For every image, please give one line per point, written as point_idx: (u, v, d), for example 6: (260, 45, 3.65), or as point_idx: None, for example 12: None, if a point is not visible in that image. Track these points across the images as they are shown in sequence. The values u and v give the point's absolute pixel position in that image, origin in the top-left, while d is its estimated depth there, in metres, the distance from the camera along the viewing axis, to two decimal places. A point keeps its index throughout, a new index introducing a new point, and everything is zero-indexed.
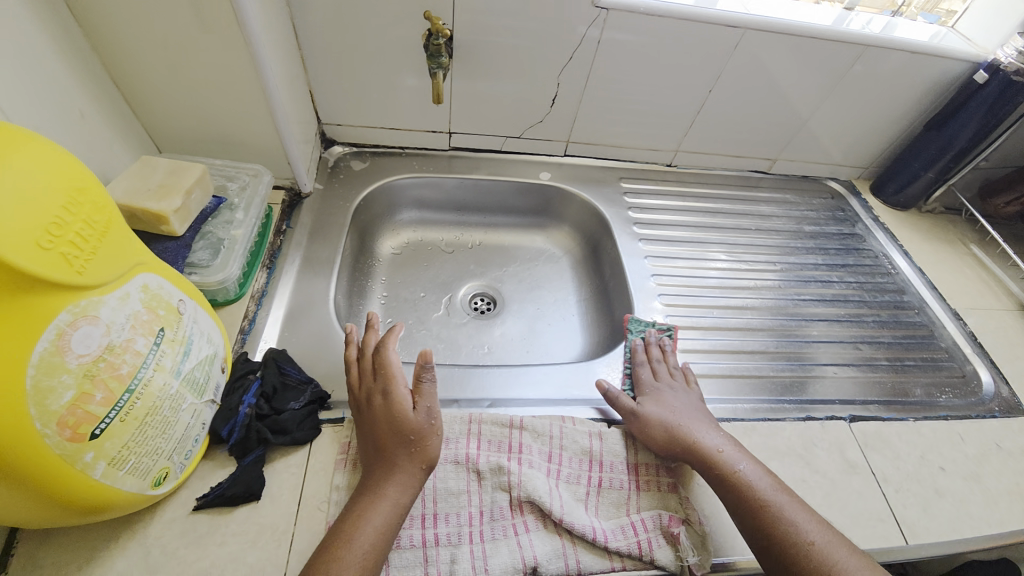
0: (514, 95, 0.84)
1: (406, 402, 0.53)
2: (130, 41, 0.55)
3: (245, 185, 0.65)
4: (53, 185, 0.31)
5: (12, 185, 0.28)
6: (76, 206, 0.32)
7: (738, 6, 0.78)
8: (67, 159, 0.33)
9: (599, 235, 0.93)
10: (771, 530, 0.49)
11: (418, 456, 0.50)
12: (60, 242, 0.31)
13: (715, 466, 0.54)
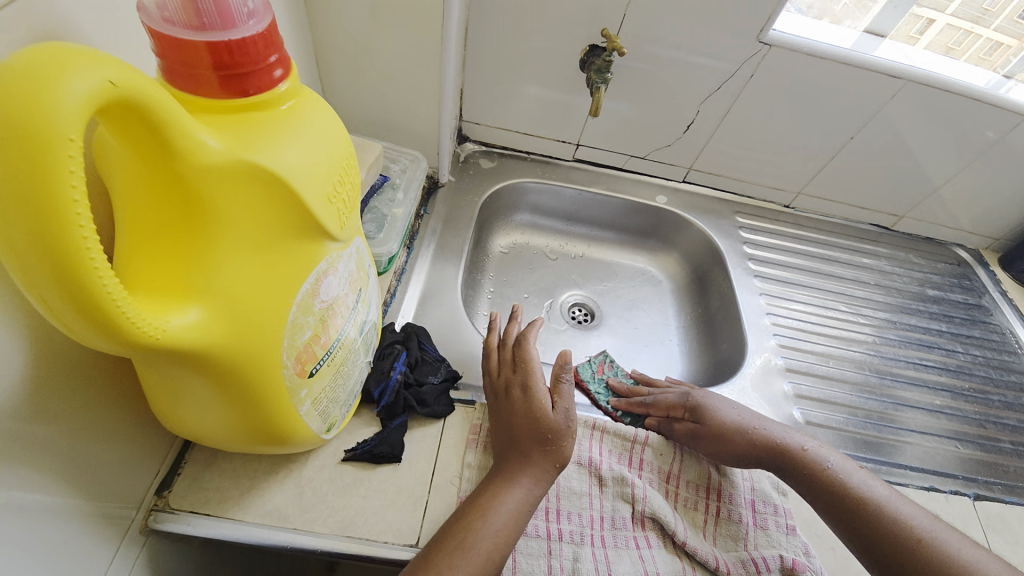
0: (651, 117, 0.86)
1: (544, 401, 0.53)
2: (343, 23, 0.62)
3: (405, 169, 0.70)
4: (340, 148, 0.35)
5: (320, 142, 0.32)
6: (348, 169, 0.36)
7: (899, 55, 0.77)
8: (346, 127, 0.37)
9: (710, 266, 0.93)
10: (886, 536, 0.49)
11: (553, 450, 0.51)
12: (338, 200, 0.34)
13: (804, 467, 0.54)
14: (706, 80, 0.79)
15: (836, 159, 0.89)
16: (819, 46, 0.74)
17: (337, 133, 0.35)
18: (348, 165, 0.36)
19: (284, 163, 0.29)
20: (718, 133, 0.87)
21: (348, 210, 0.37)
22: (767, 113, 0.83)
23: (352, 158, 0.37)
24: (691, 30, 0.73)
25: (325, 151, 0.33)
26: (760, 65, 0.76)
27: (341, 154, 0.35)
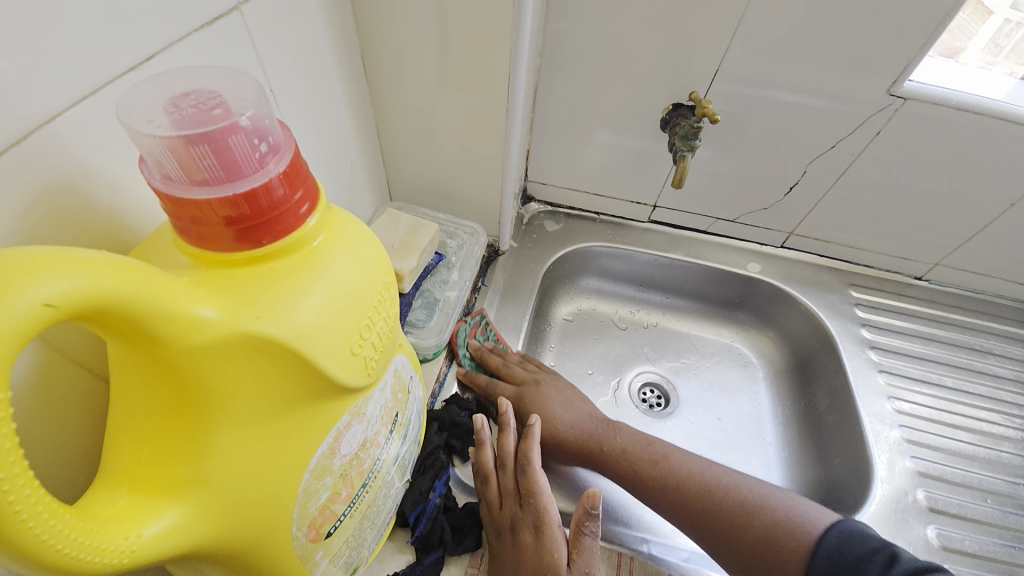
0: (745, 178, 0.74)
1: (560, 552, 0.43)
2: (405, 98, 0.59)
3: (462, 245, 0.65)
4: (372, 284, 0.29)
5: (345, 287, 0.27)
6: (382, 303, 0.31)
7: None
8: (382, 252, 0.31)
9: (817, 354, 0.78)
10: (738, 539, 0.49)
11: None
12: (366, 345, 0.29)
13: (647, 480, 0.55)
14: (818, 138, 0.67)
15: (990, 227, 0.71)
16: (972, 99, 0.59)
17: (370, 263, 0.29)
18: (382, 298, 0.30)
19: (295, 326, 0.24)
20: (829, 195, 0.74)
21: (381, 349, 0.31)
22: (896, 174, 0.68)
23: (387, 287, 0.31)
24: (801, 85, 0.62)
25: (353, 292, 0.28)
26: (890, 121, 0.63)
27: (373, 288, 0.29)
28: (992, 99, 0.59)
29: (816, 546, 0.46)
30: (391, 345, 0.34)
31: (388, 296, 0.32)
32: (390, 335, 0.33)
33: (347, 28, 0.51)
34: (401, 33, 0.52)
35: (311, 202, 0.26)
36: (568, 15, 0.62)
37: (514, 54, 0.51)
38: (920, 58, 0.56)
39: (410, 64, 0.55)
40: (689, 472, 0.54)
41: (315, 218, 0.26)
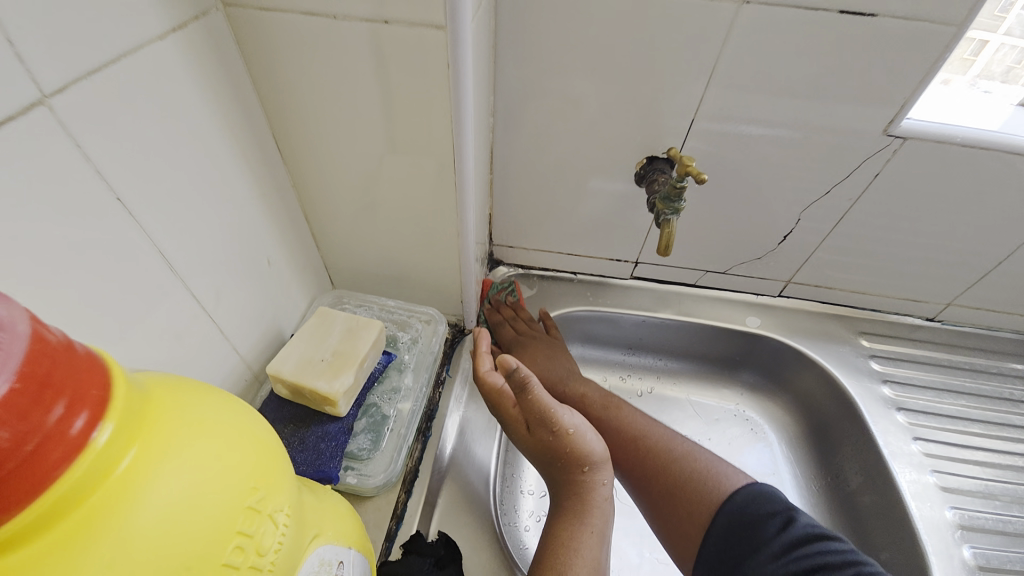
0: (733, 228, 0.67)
1: (541, 402, 0.48)
2: (332, 177, 0.49)
3: (418, 336, 0.55)
4: (216, 487, 0.22)
5: (159, 511, 0.20)
6: (244, 505, 0.23)
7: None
8: (240, 429, 0.25)
9: (837, 419, 0.68)
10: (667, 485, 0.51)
11: (586, 459, 0.50)
12: (248, 531, 0.23)
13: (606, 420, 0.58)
14: (810, 182, 0.60)
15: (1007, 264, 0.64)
16: (976, 132, 0.53)
17: (204, 432, 0.23)
18: (246, 460, 0.24)
19: None
20: (827, 240, 0.66)
21: (279, 515, 0.25)
22: (900, 215, 0.61)
23: (248, 440, 0.25)
24: (787, 129, 0.55)
25: (191, 485, 0.21)
26: (889, 161, 0.56)
27: (225, 459, 0.23)
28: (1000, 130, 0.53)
29: (724, 503, 0.47)
30: (286, 521, 0.26)
31: (257, 447, 0.25)
32: (284, 491, 0.26)
33: (248, 103, 0.42)
34: (316, 103, 0.43)
35: (95, 395, 0.19)
36: (519, 67, 0.54)
37: (456, 121, 0.42)
38: (918, 93, 0.50)
39: (332, 137, 0.45)
40: (653, 431, 0.55)
41: (105, 423, 0.19)
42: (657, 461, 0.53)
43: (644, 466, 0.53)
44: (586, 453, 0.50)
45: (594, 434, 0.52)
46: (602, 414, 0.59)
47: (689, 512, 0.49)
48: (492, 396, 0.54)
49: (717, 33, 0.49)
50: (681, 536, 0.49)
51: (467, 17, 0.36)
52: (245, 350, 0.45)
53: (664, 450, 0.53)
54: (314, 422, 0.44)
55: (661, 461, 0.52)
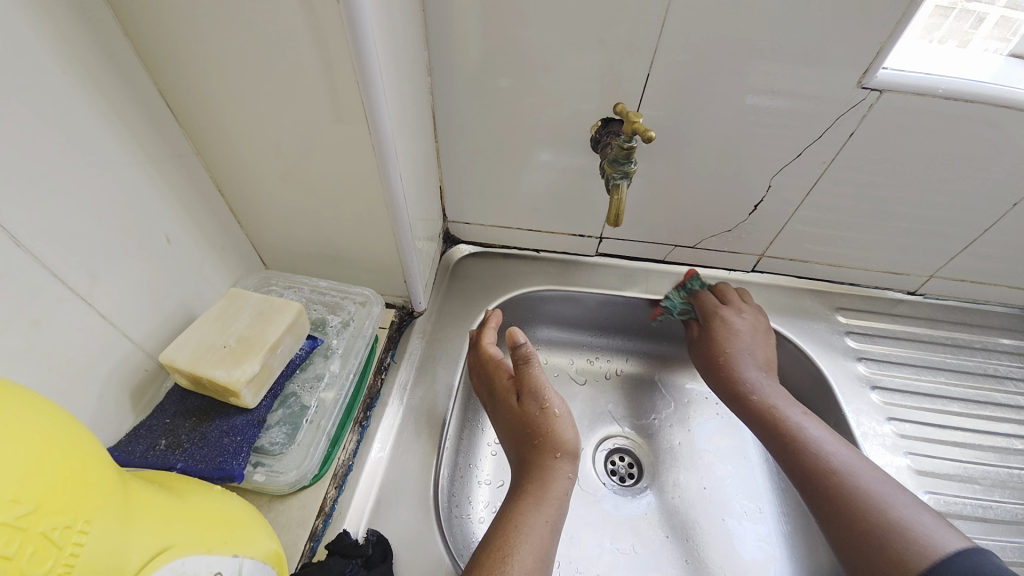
0: (701, 197, 0.62)
1: (538, 377, 0.46)
2: (238, 144, 0.43)
3: (350, 318, 0.51)
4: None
5: None
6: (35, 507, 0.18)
7: None
8: (37, 418, 0.20)
9: (809, 399, 0.65)
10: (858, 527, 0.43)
11: (558, 444, 0.44)
12: (3, 554, 0.17)
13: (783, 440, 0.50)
14: (778, 146, 0.55)
15: (992, 231, 0.60)
16: (960, 84, 0.48)
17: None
18: (30, 466, 0.19)
19: None
20: (801, 210, 0.62)
21: (76, 535, 0.20)
22: (877, 179, 0.57)
23: (37, 440, 0.19)
24: (749, 84, 0.50)
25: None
26: (864, 118, 0.51)
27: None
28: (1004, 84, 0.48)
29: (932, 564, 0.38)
30: (112, 530, 0.21)
31: (58, 443, 0.20)
32: (101, 509, 0.21)
33: (120, 54, 0.36)
34: (199, 55, 0.37)
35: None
36: (453, 18, 0.49)
37: (361, 75, 0.36)
38: (894, 39, 0.45)
39: (229, 98, 0.40)
40: (832, 453, 0.48)
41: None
42: (831, 490, 0.45)
43: (821, 493, 0.46)
44: (546, 431, 0.45)
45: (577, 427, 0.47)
46: (774, 429, 0.51)
47: (867, 548, 0.41)
48: (487, 365, 0.50)
49: None
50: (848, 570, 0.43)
51: None
52: (142, 338, 0.41)
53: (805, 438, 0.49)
54: (219, 415, 0.40)
55: (799, 449, 0.49)
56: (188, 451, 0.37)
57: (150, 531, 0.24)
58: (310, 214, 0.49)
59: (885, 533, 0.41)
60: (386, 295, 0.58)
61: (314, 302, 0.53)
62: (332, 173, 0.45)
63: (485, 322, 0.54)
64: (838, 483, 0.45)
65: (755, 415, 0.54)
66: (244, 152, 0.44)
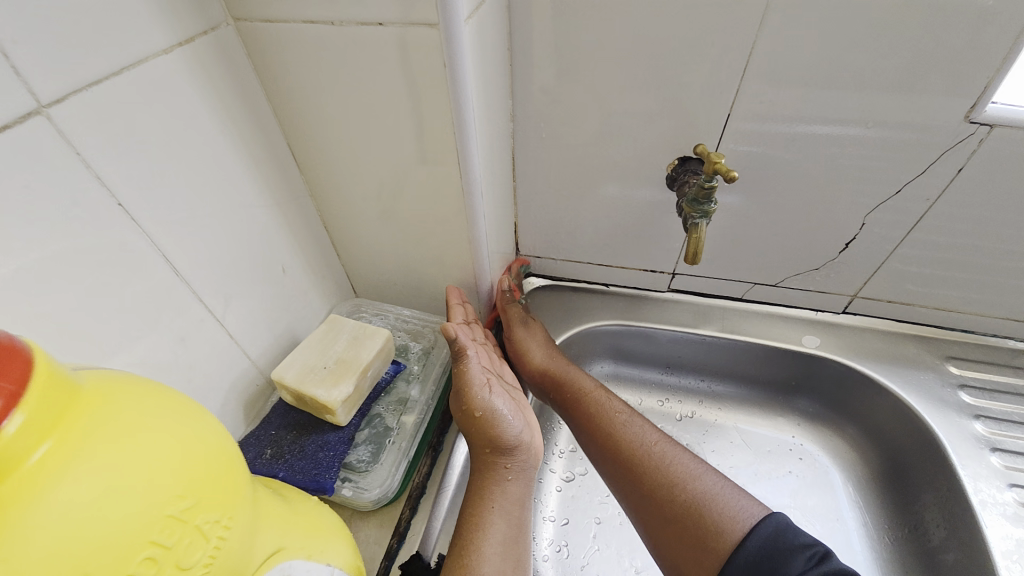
0: (785, 235, 0.60)
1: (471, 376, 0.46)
2: (344, 186, 0.49)
3: (430, 346, 0.54)
4: (163, 474, 0.21)
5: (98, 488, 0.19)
6: (191, 502, 0.21)
7: None
8: (198, 420, 0.23)
9: (916, 460, 0.58)
10: (664, 509, 0.44)
11: (488, 438, 0.45)
12: (165, 543, 0.20)
13: (635, 479, 0.47)
14: (875, 182, 0.52)
15: None
16: None
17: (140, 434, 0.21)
18: (192, 465, 0.22)
19: None
20: (901, 249, 0.57)
21: (220, 530, 0.23)
22: (994, 216, 0.52)
23: (198, 440, 0.23)
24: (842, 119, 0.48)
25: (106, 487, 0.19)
26: (973, 155, 0.48)
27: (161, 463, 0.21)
28: None
29: None
30: (243, 527, 0.24)
31: (212, 444, 0.23)
32: (239, 508, 0.24)
33: (260, 113, 0.43)
34: (324, 113, 0.43)
35: (16, 375, 0.18)
36: (536, 68, 0.52)
37: (456, 126, 0.40)
38: (1004, 71, 0.43)
39: (342, 149, 0.45)
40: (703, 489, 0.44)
41: (17, 410, 0.17)
42: (653, 492, 0.45)
43: (648, 496, 0.46)
44: (496, 437, 0.45)
45: (516, 420, 0.47)
46: (628, 458, 0.48)
47: (699, 539, 0.41)
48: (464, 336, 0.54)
49: (751, 14, 0.44)
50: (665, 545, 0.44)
51: (461, 14, 0.34)
52: (256, 356, 0.46)
53: (612, 437, 0.50)
54: (316, 430, 0.43)
55: (636, 474, 0.47)
56: (289, 462, 0.41)
57: (267, 529, 0.27)
58: (398, 248, 0.54)
59: (702, 515, 0.42)
60: None
61: (398, 329, 0.57)
62: (422, 212, 0.49)
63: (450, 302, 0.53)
64: (660, 491, 0.45)
65: (600, 435, 0.51)
66: (347, 192, 0.49)
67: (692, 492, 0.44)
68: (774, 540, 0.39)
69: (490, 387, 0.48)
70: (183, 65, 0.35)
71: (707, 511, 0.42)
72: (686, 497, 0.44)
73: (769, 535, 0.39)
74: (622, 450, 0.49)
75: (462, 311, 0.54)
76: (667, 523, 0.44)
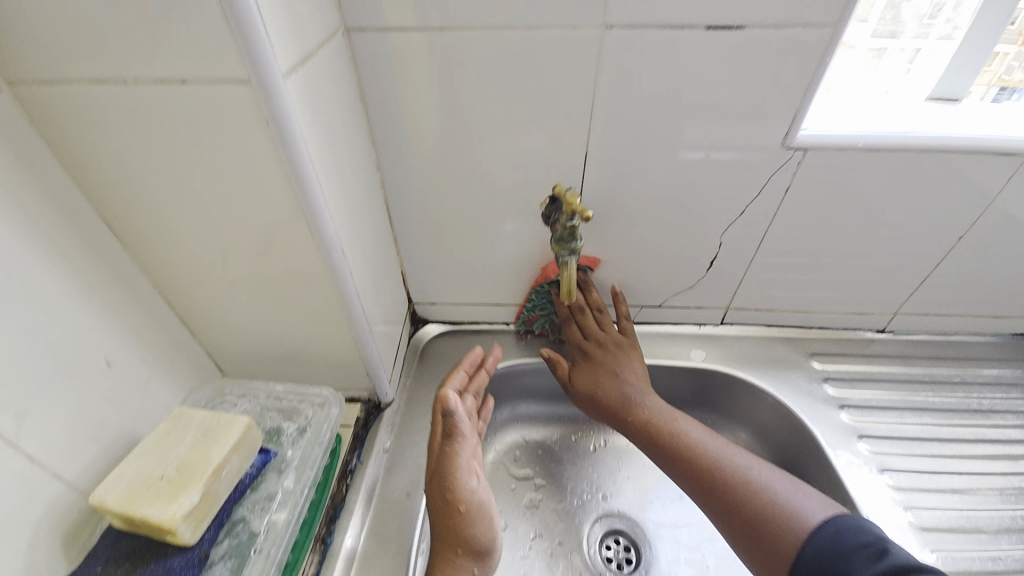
0: (659, 260, 0.63)
1: (467, 454, 0.47)
2: (183, 260, 0.43)
3: (308, 424, 0.49)
4: None
5: None
6: None
7: (943, 124, 0.53)
8: None
9: (800, 455, 0.63)
10: (764, 526, 0.48)
11: (465, 536, 0.43)
12: None
13: (686, 454, 0.54)
14: (722, 206, 0.57)
15: (945, 265, 0.62)
16: (878, 138, 0.51)
17: None
18: None
19: None
20: (756, 262, 0.63)
21: None
22: (822, 228, 0.59)
23: None
24: (683, 154, 0.53)
25: None
26: (795, 176, 0.54)
27: None
28: (913, 130, 0.52)
29: None
30: None
31: None
32: None
33: (54, 187, 0.37)
34: (139, 180, 0.38)
35: None
36: (393, 117, 0.51)
37: (299, 188, 0.38)
38: (806, 105, 0.48)
39: (170, 218, 0.40)
40: (765, 481, 0.51)
41: None
42: (725, 497, 0.51)
43: (722, 498, 0.51)
44: (476, 534, 0.44)
45: (495, 509, 0.46)
46: (673, 448, 0.55)
47: (774, 544, 0.47)
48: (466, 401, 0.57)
49: (589, 62, 0.47)
50: (756, 560, 0.48)
51: (278, 73, 0.32)
52: (74, 476, 0.38)
53: (672, 436, 0.55)
54: (156, 557, 0.36)
55: (716, 485, 0.51)
56: None
57: None
58: (260, 317, 0.49)
59: (789, 524, 0.47)
60: (350, 390, 0.56)
61: (270, 410, 0.51)
62: (279, 277, 0.45)
63: (457, 369, 0.58)
64: (750, 501, 0.50)
65: (670, 458, 0.55)
66: (187, 266, 0.44)
67: (735, 477, 0.51)
68: (855, 548, 0.43)
69: (475, 472, 0.47)
70: None
71: (773, 523, 0.48)
72: (759, 505, 0.49)
73: (838, 528, 0.45)
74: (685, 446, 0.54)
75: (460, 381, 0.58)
76: (767, 556, 0.47)
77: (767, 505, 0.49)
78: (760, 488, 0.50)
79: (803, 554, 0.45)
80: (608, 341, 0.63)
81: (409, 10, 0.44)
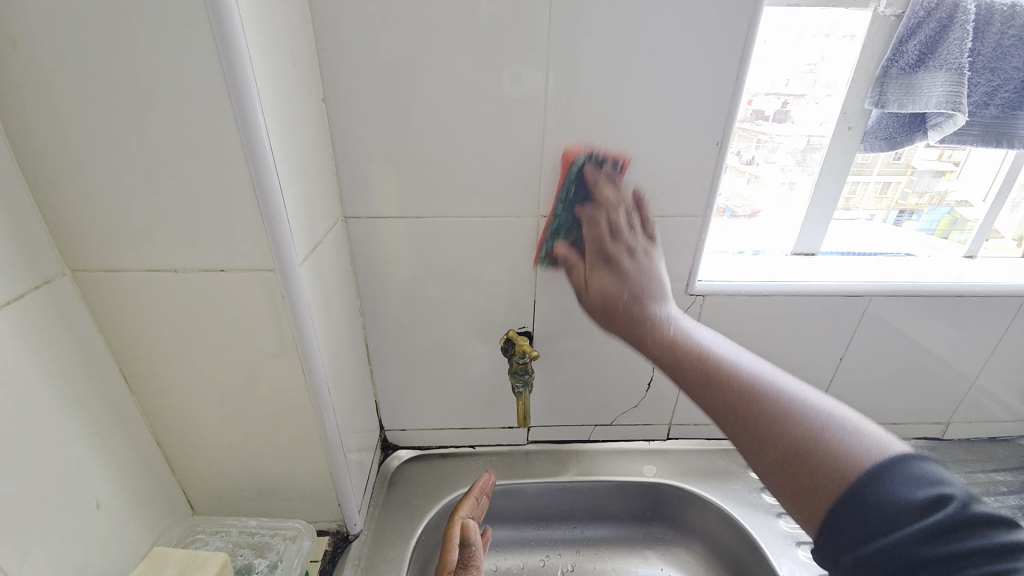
0: (605, 383, 0.73)
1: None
2: (182, 402, 0.49)
3: (278, 559, 0.53)
4: None
5: None
6: None
7: (801, 273, 0.70)
8: None
9: (751, 567, 0.66)
10: (783, 424, 0.37)
11: None
12: None
13: (726, 372, 0.42)
14: None
15: (839, 377, 0.75)
16: (756, 284, 0.67)
17: None
18: None
19: None
20: None
21: None
22: None
23: None
24: None
25: None
26: (701, 313, 0.68)
27: None
28: (781, 278, 0.68)
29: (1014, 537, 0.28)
30: None
31: None
32: None
33: (88, 346, 0.44)
34: (161, 336, 0.46)
35: None
36: (377, 274, 0.63)
37: (299, 341, 0.46)
38: (696, 264, 0.64)
39: (180, 367, 0.47)
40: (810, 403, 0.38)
41: None
42: (747, 410, 0.38)
43: (757, 431, 0.38)
44: None
45: None
46: (683, 367, 0.44)
47: (819, 466, 0.34)
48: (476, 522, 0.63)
49: (531, 235, 0.61)
50: (790, 498, 0.36)
51: (294, 261, 0.43)
52: None
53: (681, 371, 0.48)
54: None
55: (727, 387, 0.41)
56: None
57: None
58: (243, 452, 0.53)
59: (831, 448, 0.34)
60: (320, 522, 0.58)
61: (242, 546, 0.54)
62: (268, 415, 0.51)
63: (471, 492, 0.64)
64: (774, 414, 0.37)
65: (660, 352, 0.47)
66: (185, 408, 0.50)
67: (749, 391, 0.39)
68: (902, 496, 0.31)
69: None
70: (11, 323, 0.37)
71: (822, 452, 0.34)
72: (797, 434, 0.36)
73: (905, 475, 0.32)
74: (721, 376, 0.42)
75: (473, 504, 0.64)
76: (791, 481, 0.35)
77: (823, 437, 0.35)
78: (795, 418, 0.37)
79: (858, 491, 0.32)
80: (624, 292, 0.53)
81: (393, 201, 0.59)
